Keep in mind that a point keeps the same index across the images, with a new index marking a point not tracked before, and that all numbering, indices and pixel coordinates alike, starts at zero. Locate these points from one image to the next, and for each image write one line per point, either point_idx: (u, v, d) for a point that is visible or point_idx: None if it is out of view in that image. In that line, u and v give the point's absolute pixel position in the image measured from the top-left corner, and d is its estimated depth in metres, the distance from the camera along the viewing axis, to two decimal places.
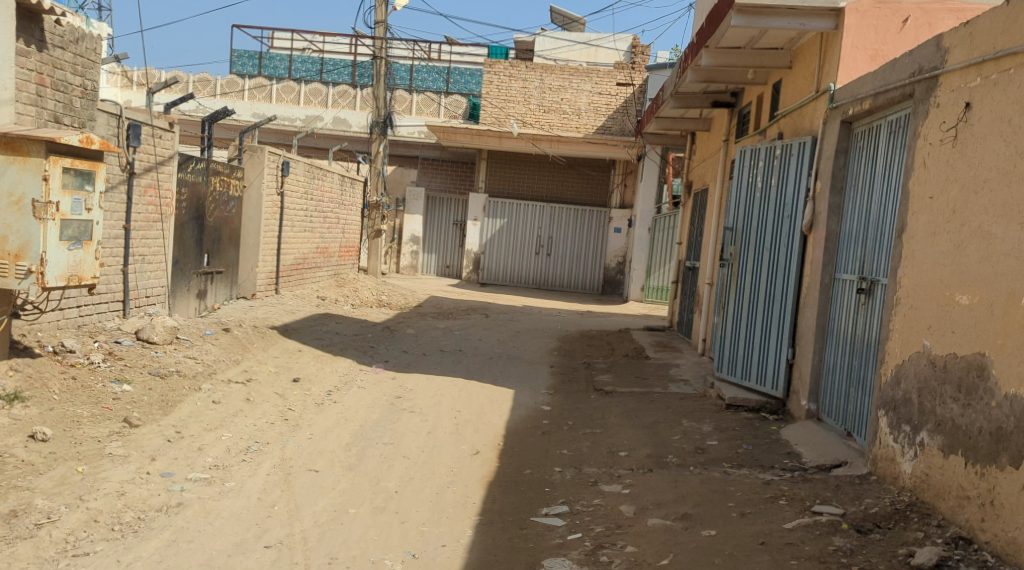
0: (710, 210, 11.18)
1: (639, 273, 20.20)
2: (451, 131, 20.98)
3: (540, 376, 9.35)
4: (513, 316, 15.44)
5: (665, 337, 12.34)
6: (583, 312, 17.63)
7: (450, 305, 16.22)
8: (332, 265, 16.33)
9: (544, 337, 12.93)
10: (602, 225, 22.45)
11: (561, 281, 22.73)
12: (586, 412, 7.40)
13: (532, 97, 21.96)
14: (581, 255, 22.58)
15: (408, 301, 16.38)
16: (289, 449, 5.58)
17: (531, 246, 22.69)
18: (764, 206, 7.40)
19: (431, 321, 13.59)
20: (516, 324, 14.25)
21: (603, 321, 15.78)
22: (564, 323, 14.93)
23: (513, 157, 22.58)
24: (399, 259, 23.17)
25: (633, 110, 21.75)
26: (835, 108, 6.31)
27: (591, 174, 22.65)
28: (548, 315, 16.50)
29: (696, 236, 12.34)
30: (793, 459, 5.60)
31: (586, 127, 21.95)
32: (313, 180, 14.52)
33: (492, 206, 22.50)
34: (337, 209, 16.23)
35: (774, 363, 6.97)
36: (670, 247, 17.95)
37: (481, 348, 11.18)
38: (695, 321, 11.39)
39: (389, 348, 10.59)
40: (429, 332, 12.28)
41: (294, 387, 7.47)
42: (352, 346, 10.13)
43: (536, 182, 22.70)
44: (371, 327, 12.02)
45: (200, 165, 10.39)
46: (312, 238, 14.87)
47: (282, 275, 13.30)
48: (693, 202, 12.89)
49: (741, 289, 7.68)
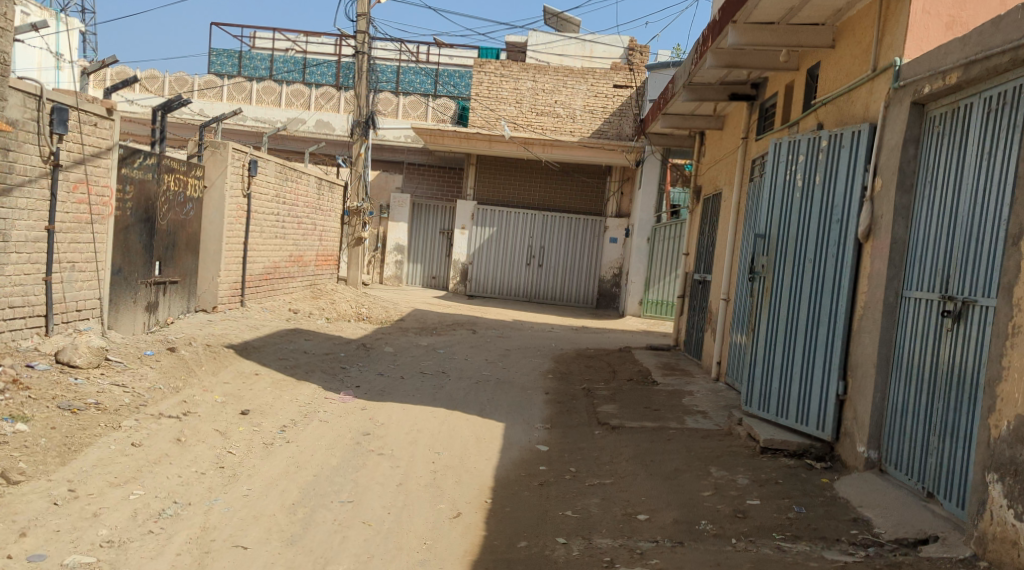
0: (725, 217, 10.05)
1: (637, 285, 19.03)
2: (439, 134, 19.87)
3: (535, 405, 8.13)
4: (503, 331, 14.22)
5: (672, 358, 11.13)
6: (578, 328, 16.43)
7: (434, 319, 14.98)
8: (307, 275, 15.08)
9: (537, 356, 11.70)
10: (597, 235, 21.22)
11: (554, 294, 21.52)
12: (590, 455, 6.18)
13: (524, 99, 20.84)
14: (574, 266, 21.36)
15: (389, 315, 15.14)
16: (215, 513, 4.35)
17: (522, 257, 21.46)
18: (801, 209, 6.19)
19: (412, 338, 12.33)
20: (506, 342, 13.01)
21: (601, 338, 14.56)
22: (559, 341, 13.70)
23: (504, 162, 21.45)
24: (382, 269, 21.93)
25: (631, 114, 20.63)
26: (901, 88, 5.24)
27: (584, 181, 21.53)
28: (540, 330, 15.27)
29: (706, 246, 11.20)
30: (863, 530, 4.47)
31: (581, 131, 20.81)
32: (285, 181, 13.30)
33: (481, 214, 21.32)
34: (313, 215, 15.01)
35: (819, 399, 5.79)
36: (673, 258, 17.04)
37: (468, 371, 9.95)
38: (708, 342, 10.21)
39: (363, 369, 9.35)
40: (409, 351, 11.04)
41: (241, 422, 6.21)
42: (319, 368, 8.87)
43: (528, 190, 21.57)
44: (345, 344, 10.76)
45: (149, 161, 9.14)
46: (285, 245, 13.61)
47: (249, 285, 12.03)
48: (702, 209, 11.76)
49: (771, 307, 6.48)
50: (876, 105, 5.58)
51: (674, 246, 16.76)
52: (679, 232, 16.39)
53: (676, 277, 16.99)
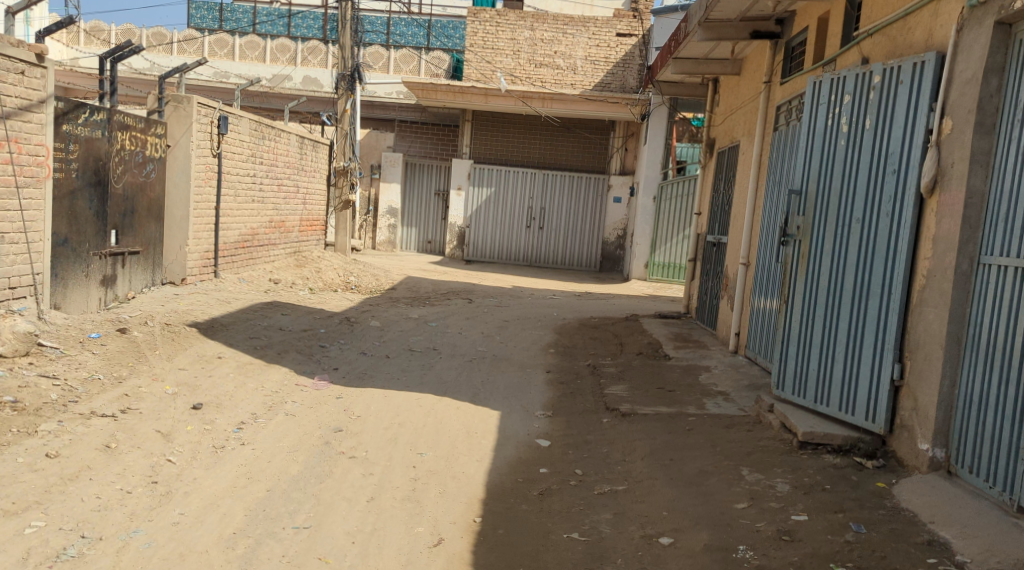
0: (744, 172, 9.12)
1: (643, 248, 17.95)
2: (432, 89, 18.81)
3: (534, 387, 7.23)
4: (501, 299, 13.32)
5: (684, 328, 10.22)
6: (580, 294, 15.51)
7: (427, 288, 14.05)
8: (291, 242, 14.12)
9: (538, 328, 10.78)
10: (600, 193, 20.25)
11: (555, 257, 20.57)
12: (599, 452, 5.29)
13: (521, 51, 19.65)
14: (576, 227, 20.40)
15: (379, 283, 14.24)
16: (130, 552, 3.47)
17: (520, 218, 20.46)
18: (847, 158, 5.19)
19: (402, 309, 11.41)
20: (504, 311, 12.08)
21: (605, 306, 13.62)
22: (561, 309, 12.76)
23: (501, 119, 20.35)
24: (375, 234, 20.91)
25: (634, 64, 19.47)
26: (980, 6, 4.24)
27: (586, 136, 20.38)
28: (541, 298, 14.34)
29: (721, 204, 10.25)
30: (943, 557, 3.52)
31: (582, 84, 19.67)
32: (261, 140, 12.27)
33: (477, 174, 20.28)
34: (295, 176, 13.99)
35: (869, 385, 4.86)
36: (686, 217, 16.21)
37: (461, 347, 9.02)
38: (725, 310, 9.30)
39: (343, 348, 8.44)
40: (398, 324, 10.11)
41: (189, 418, 5.31)
42: (293, 348, 7.96)
43: (527, 147, 20.46)
44: (326, 318, 9.84)
45: (96, 116, 8.13)
46: (264, 209, 12.65)
47: (223, 255, 11.10)
48: (715, 163, 10.80)
49: (808, 275, 5.50)
50: (946, 29, 4.58)
51: (690, 204, 15.90)
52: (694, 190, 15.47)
53: (687, 235, 16.37)
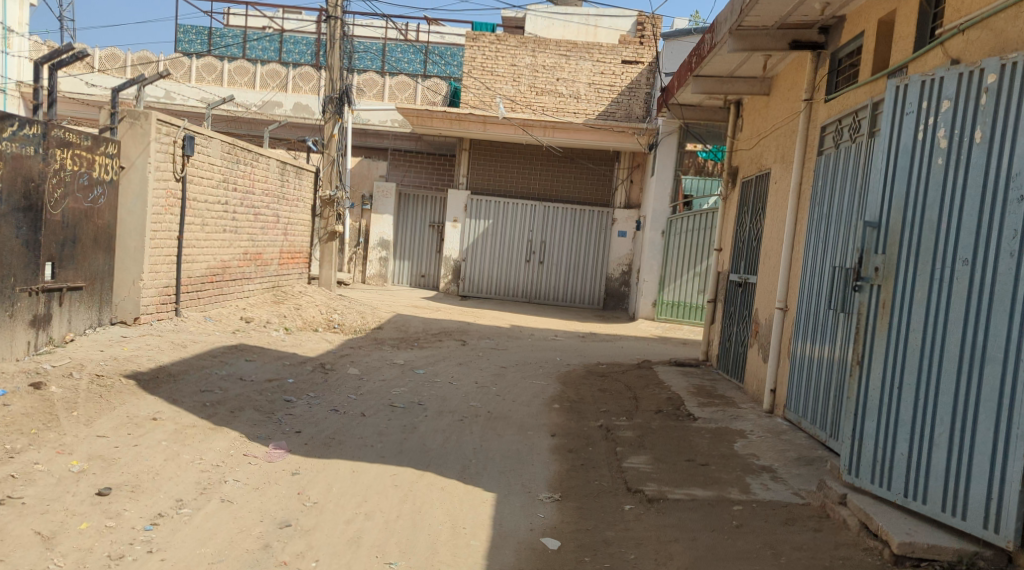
0: (777, 203, 7.96)
1: (650, 285, 16.86)
2: (427, 116, 17.82)
3: (537, 458, 5.99)
4: (498, 342, 12.09)
5: (706, 381, 8.99)
6: (585, 335, 14.32)
7: (418, 327, 12.85)
8: (269, 276, 12.94)
9: (540, 376, 9.56)
10: (604, 227, 19.06)
11: (556, 294, 19.37)
12: (623, 560, 4.05)
13: (522, 77, 18.66)
14: (579, 263, 19.22)
15: (366, 322, 13.04)
16: None
17: (520, 252, 19.29)
18: (950, 182, 3.97)
19: (387, 353, 10.19)
20: (502, 356, 10.87)
21: (612, 350, 12.40)
22: (564, 353, 11.54)
23: (500, 148, 19.32)
24: (365, 267, 19.75)
25: (641, 92, 18.46)
26: None
27: (590, 167, 19.35)
28: (541, 339, 13.13)
29: (748, 239, 9.09)
30: None
31: (585, 113, 18.65)
32: (235, 164, 11.14)
33: (474, 205, 19.16)
34: (274, 204, 12.84)
35: (990, 482, 3.62)
36: (700, 253, 15.21)
37: (451, 401, 7.79)
38: (757, 360, 8.10)
39: (311, 402, 7.20)
40: (380, 372, 8.89)
41: (88, 511, 4.08)
42: (250, 403, 6.73)
43: (527, 178, 19.41)
44: (299, 365, 8.61)
45: (28, 130, 6.99)
46: (237, 241, 11.47)
47: (186, 290, 9.89)
48: (739, 194, 9.67)
49: (892, 331, 4.25)
50: None
51: (706, 240, 14.90)
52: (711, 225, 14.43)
53: (704, 270, 15.27)
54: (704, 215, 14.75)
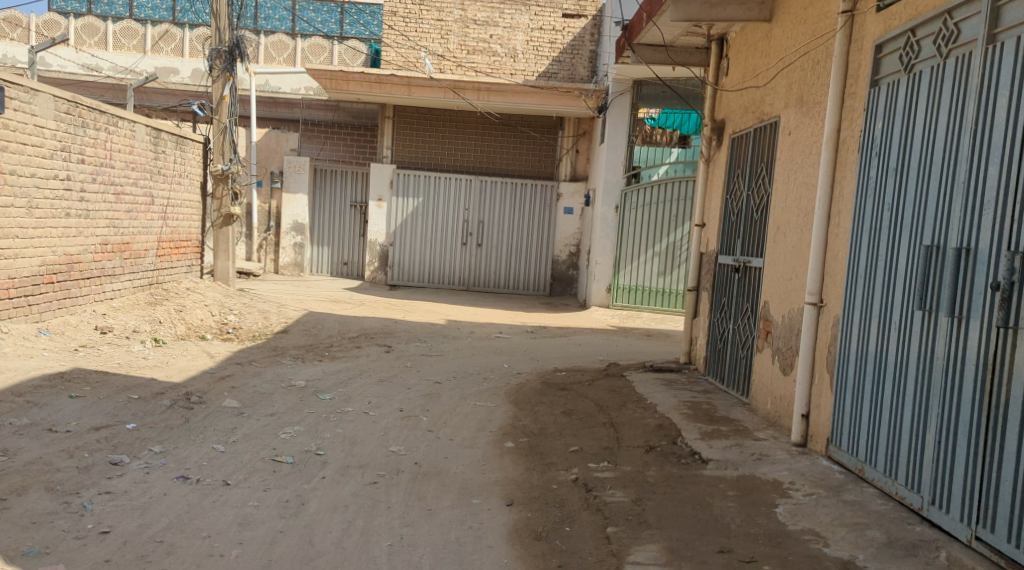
0: (795, 161, 5.94)
1: (605, 268, 14.68)
2: (343, 78, 15.33)
3: (487, 556, 3.88)
4: (429, 344, 9.88)
5: (699, 395, 6.97)
6: (532, 329, 12.20)
7: (331, 329, 10.50)
8: (144, 271, 10.35)
9: (484, 396, 7.38)
10: (548, 204, 16.96)
11: (497, 279, 17.19)
12: None
13: (450, 33, 16.31)
14: (521, 244, 17.08)
15: (268, 324, 10.68)
16: None
17: (455, 233, 17.04)
18: None
19: (285, 369, 7.86)
20: (435, 365, 8.66)
21: (568, 350, 10.29)
22: (513, 358, 9.37)
23: (429, 116, 17.00)
24: (277, 255, 17.27)
25: (585, 50, 16.32)
26: None
27: (528, 134, 17.10)
28: (483, 338, 10.93)
29: (747, 211, 7.06)
30: None
31: (522, 74, 16.42)
32: (80, 128, 8.57)
33: (402, 180, 16.80)
34: (145, 180, 10.21)
35: None
36: (670, 227, 13.79)
37: (363, 446, 5.58)
38: (772, 372, 6.11)
39: (151, 465, 4.91)
40: (270, 400, 6.59)
41: None
42: (42, 479, 4.42)
43: (460, 150, 17.12)
44: (150, 396, 6.22)
45: None
46: (93, 228, 8.94)
47: (6, 296, 7.40)
48: (727, 154, 7.63)
49: None
50: None
51: (681, 213, 13.57)
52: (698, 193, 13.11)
53: (686, 240, 13.76)
54: (679, 182, 13.46)
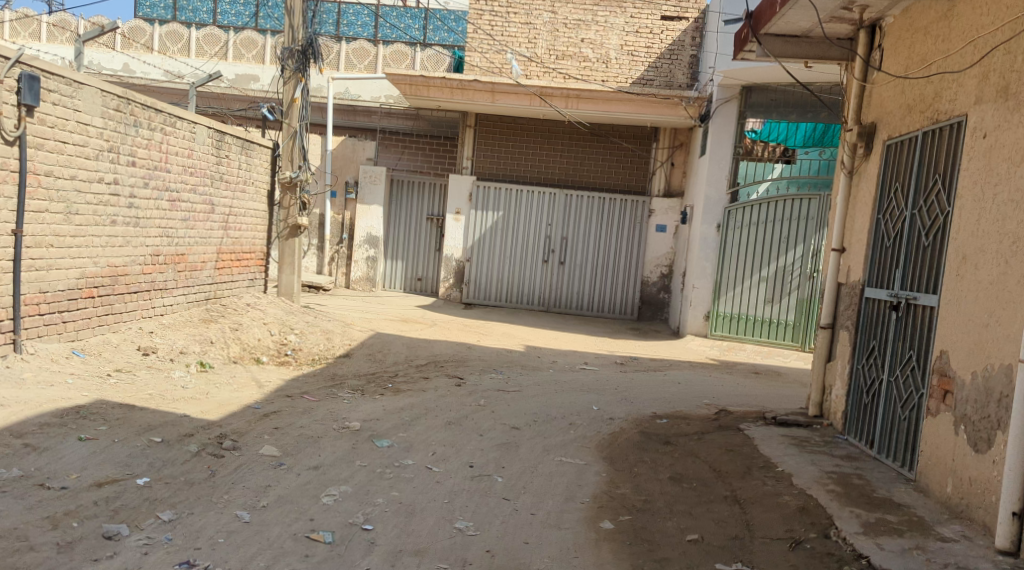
0: (996, 169, 4.57)
1: (703, 292, 13.38)
2: (422, 83, 14.48)
3: None
4: (507, 377, 8.71)
5: (845, 464, 5.55)
6: (622, 360, 10.89)
7: (397, 354, 9.43)
8: (201, 284, 9.53)
9: (571, 450, 6.12)
10: (638, 220, 15.61)
11: (580, 300, 15.92)
12: None
13: (539, 37, 15.23)
14: (607, 263, 15.76)
15: (332, 346, 9.71)
16: None
17: (537, 250, 15.86)
18: None
19: (341, 404, 6.79)
20: (514, 404, 7.48)
21: (663, 389, 8.92)
22: (602, 398, 8.09)
23: (513, 124, 15.95)
24: (349, 269, 16.46)
25: (685, 56, 14.98)
26: None
27: (617, 145, 15.86)
28: (566, 371, 9.68)
29: (910, 233, 5.68)
30: None
31: (616, 80, 15.15)
32: (132, 127, 7.73)
33: (481, 193, 15.76)
34: (204, 185, 9.38)
35: None
36: (779, 249, 12.44)
37: (422, 520, 4.41)
38: (955, 446, 4.69)
39: (153, 540, 3.83)
40: (317, 447, 5.50)
41: None
42: (6, 564, 3.40)
43: (545, 160, 16.00)
44: (176, 439, 5.19)
45: None
46: (144, 238, 8.11)
47: (36, 312, 6.54)
48: (880, 165, 6.31)
49: None
50: None
51: (792, 233, 12.25)
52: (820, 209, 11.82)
53: (803, 264, 12.29)
54: (788, 200, 12.22)
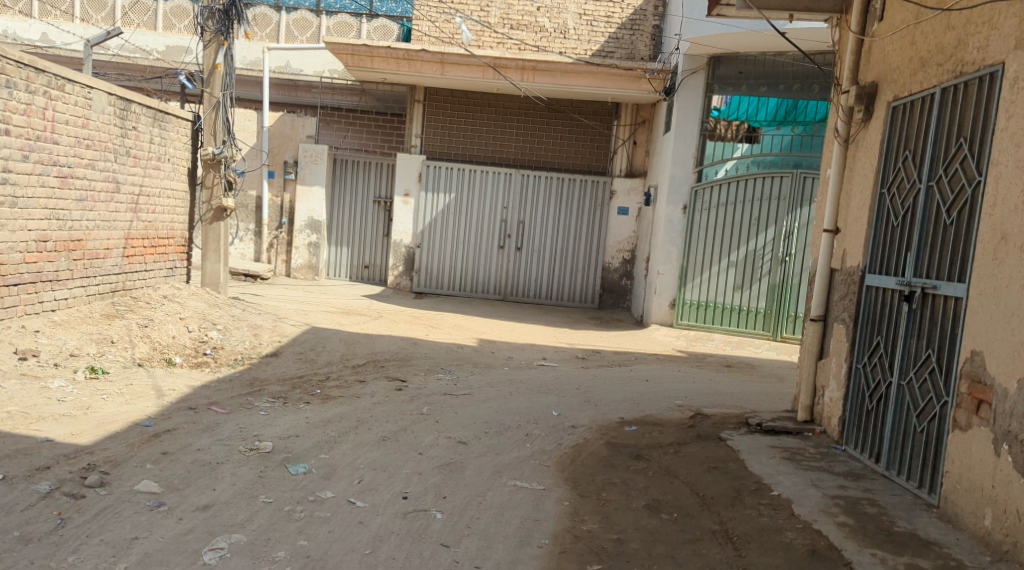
0: None
1: (668, 278, 12.40)
2: (366, 53, 13.29)
3: None
4: (456, 378, 7.68)
5: (853, 486, 4.67)
6: (584, 354, 9.94)
7: (332, 353, 8.34)
8: (105, 275, 8.32)
9: (528, 470, 5.16)
10: (598, 203, 14.68)
11: (538, 288, 14.95)
12: None
13: (492, 5, 14.14)
14: (566, 248, 14.82)
15: (258, 344, 8.58)
16: None
17: (491, 233, 14.83)
18: None
19: (254, 417, 5.72)
20: (461, 412, 6.47)
21: (631, 388, 7.98)
22: (563, 401, 7.12)
23: (465, 99, 14.87)
24: (289, 255, 15.26)
25: (647, 26, 14.02)
26: None
27: (576, 122, 14.87)
28: (523, 369, 8.69)
29: (926, 207, 4.85)
30: None
31: (574, 52, 14.19)
32: (3, 88, 6.54)
33: (432, 173, 14.68)
34: (106, 160, 8.17)
35: None
36: (750, 231, 11.71)
37: None
38: (995, 469, 3.83)
39: None
40: (212, 477, 4.44)
41: None
42: None
43: (500, 138, 14.97)
44: (25, 475, 4.10)
45: None
46: (24, 220, 6.91)
47: None
48: (884, 131, 5.48)
49: None
50: None
51: (763, 213, 11.58)
52: (794, 184, 11.30)
53: (776, 246, 11.61)
54: (758, 179, 11.57)
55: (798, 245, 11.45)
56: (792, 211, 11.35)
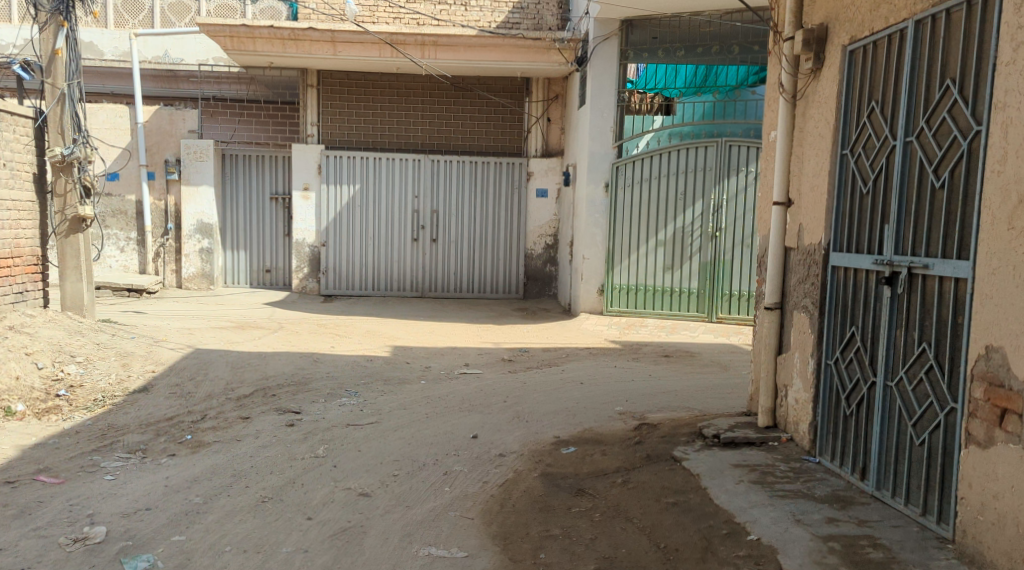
0: None
1: (594, 263, 11.47)
2: (246, 35, 11.90)
3: None
4: (362, 402, 6.54)
5: (845, 519, 3.79)
6: (511, 356, 8.92)
7: (215, 382, 7.09)
8: None
9: (447, 528, 4.11)
10: (516, 185, 13.67)
11: (456, 281, 13.88)
12: None
13: None
14: (484, 237, 13.78)
15: (125, 377, 7.26)
16: None
17: (401, 226, 13.65)
18: None
19: (95, 485, 4.51)
20: (366, 448, 5.36)
21: (565, 395, 6.98)
22: (489, 421, 6.09)
23: (364, 81, 13.62)
24: (179, 264, 13.77)
25: None
26: None
27: (486, 100, 13.77)
28: (442, 380, 7.61)
29: (904, 168, 3.99)
30: None
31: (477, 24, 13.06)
32: None
33: (332, 163, 13.39)
34: None
35: None
36: (678, 206, 10.91)
37: None
38: None
39: None
40: None
41: None
42: None
43: (405, 121, 13.78)
44: None
45: None
46: None
47: None
48: (840, 81, 4.60)
49: None
50: None
51: (689, 187, 10.81)
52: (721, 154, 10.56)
53: (706, 221, 10.84)
54: (683, 150, 10.80)
55: (728, 219, 10.71)
56: (720, 182, 10.61)
